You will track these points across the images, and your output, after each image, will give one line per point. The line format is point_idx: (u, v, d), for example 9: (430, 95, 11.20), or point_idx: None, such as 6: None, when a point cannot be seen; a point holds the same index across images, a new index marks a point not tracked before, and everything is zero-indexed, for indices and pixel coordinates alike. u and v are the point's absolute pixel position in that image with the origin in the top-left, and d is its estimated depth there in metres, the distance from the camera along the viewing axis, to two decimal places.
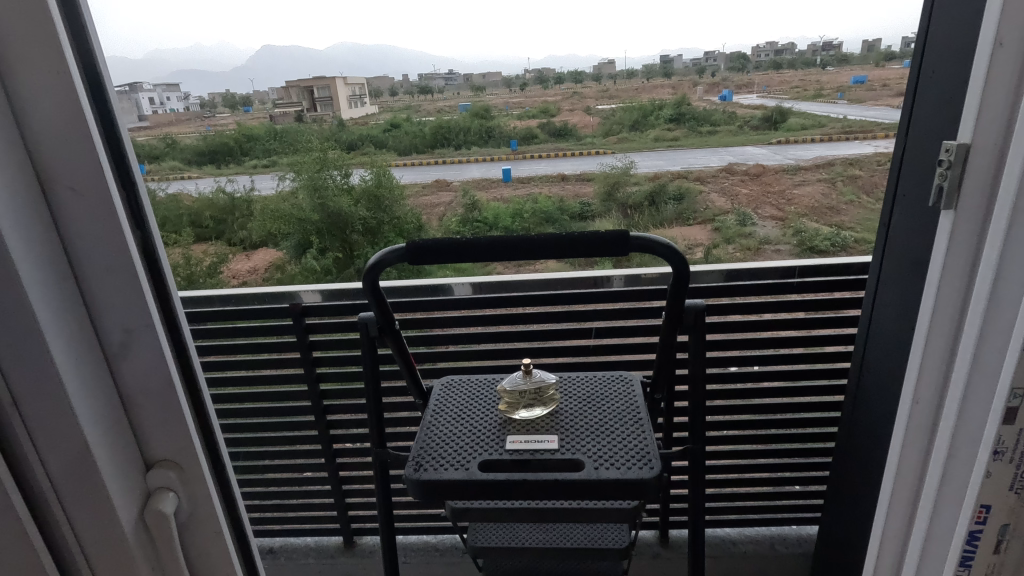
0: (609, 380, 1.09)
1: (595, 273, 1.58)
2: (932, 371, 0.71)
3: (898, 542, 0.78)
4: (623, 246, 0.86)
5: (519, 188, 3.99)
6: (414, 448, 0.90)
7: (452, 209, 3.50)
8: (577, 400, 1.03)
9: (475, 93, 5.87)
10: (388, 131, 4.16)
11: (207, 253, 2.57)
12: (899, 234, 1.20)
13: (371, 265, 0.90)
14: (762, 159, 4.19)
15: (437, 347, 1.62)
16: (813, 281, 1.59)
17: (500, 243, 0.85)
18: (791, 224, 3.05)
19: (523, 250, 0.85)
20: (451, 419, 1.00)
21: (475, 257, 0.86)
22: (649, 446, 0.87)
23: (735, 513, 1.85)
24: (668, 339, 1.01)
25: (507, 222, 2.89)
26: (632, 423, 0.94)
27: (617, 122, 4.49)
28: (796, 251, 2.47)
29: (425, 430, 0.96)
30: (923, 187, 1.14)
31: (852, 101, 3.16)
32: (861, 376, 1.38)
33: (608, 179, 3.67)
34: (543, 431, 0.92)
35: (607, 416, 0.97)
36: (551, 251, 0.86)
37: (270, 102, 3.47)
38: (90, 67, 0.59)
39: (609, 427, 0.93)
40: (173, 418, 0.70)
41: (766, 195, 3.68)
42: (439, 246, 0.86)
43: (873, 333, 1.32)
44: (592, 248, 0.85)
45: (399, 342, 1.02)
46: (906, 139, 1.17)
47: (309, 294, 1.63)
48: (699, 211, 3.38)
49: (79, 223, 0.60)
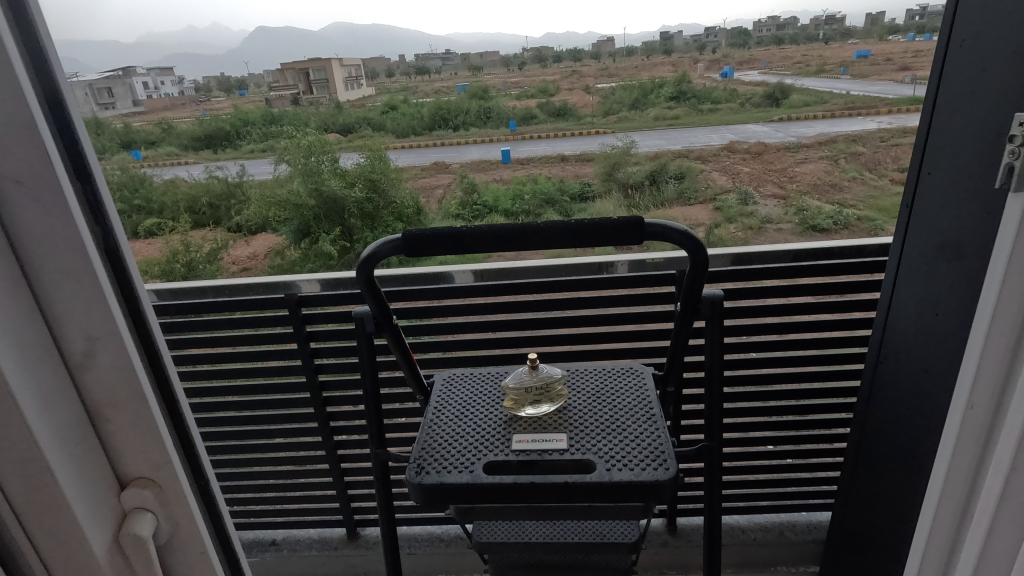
0: (625, 373, 1.08)
1: (599, 258, 1.56)
2: (991, 372, 0.62)
3: (943, 561, 0.71)
4: (638, 234, 0.84)
5: (519, 170, 3.99)
6: (415, 451, 0.90)
7: (451, 192, 3.49)
8: (586, 396, 1.02)
9: (473, 73, 5.90)
10: (385, 113, 4.23)
11: (207, 240, 2.95)
12: (925, 215, 1.18)
13: (365, 257, 0.87)
14: (764, 137, 4.17)
15: (439, 336, 1.61)
16: (821, 264, 1.59)
17: (505, 232, 0.84)
18: (793, 202, 2.99)
19: (529, 237, 0.84)
20: (454, 417, 0.99)
21: (477, 248, 0.85)
22: (661, 443, 0.87)
23: (744, 501, 1.87)
24: (682, 331, 0.99)
25: (506, 204, 2.95)
26: (645, 421, 0.93)
27: (618, 101, 4.48)
28: (798, 230, 2.48)
29: (427, 429, 0.96)
30: (952, 167, 1.10)
31: (855, 75, 3.14)
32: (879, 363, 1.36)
33: (610, 159, 3.66)
34: (551, 429, 0.92)
35: (620, 415, 0.96)
36: (562, 240, 0.84)
37: (266, 85, 3.42)
38: (27, 33, 0.52)
39: (620, 423, 0.93)
40: (148, 427, 0.65)
41: (767, 174, 3.83)
42: (440, 236, 0.85)
43: (891, 320, 1.30)
44: (605, 235, 0.83)
45: (394, 334, 1.01)
46: (930, 120, 1.14)
47: (310, 283, 1.59)
48: (700, 192, 3.36)
49: (25, 217, 0.53)
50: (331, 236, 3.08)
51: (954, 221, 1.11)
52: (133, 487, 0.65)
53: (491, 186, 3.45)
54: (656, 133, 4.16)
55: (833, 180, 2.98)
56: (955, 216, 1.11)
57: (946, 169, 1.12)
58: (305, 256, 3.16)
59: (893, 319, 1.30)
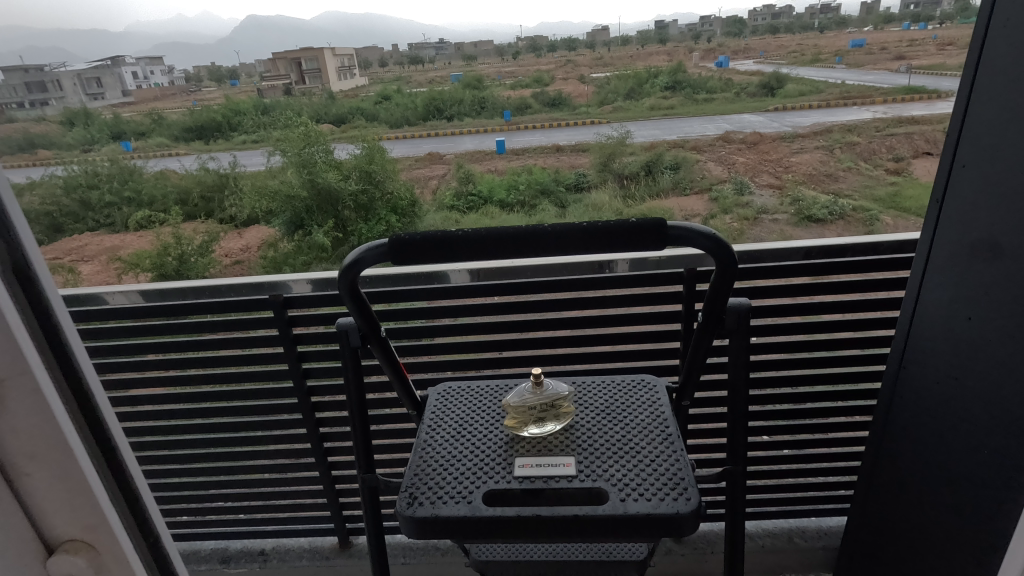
0: (637, 388, 1.00)
1: (599, 256, 1.45)
2: None
3: None
4: (658, 237, 0.70)
5: (514, 161, 3.97)
6: (408, 473, 0.83)
7: (446, 183, 3.50)
8: (594, 411, 0.95)
9: (467, 62, 5.90)
10: (378, 103, 4.18)
11: (197, 232, 2.95)
12: (960, 211, 0.96)
13: (348, 263, 0.77)
14: (760, 127, 4.14)
15: (431, 335, 1.51)
16: (862, 254, 1.37)
17: (493, 237, 0.70)
18: (788, 191, 2.95)
19: (524, 243, 0.70)
20: (450, 436, 0.92)
21: (460, 256, 0.71)
22: (674, 467, 0.80)
23: (773, 508, 1.65)
24: (701, 343, 0.88)
25: (501, 193, 3.01)
26: (661, 443, 0.86)
27: (613, 90, 4.48)
28: (793, 222, 2.48)
29: (422, 449, 0.89)
30: (995, 153, 0.89)
31: (851, 64, 3.12)
32: (897, 386, 1.12)
33: (605, 148, 3.58)
34: (558, 451, 0.84)
35: (629, 433, 0.89)
36: (566, 245, 0.70)
37: (257, 75, 3.41)
38: None
39: (631, 444, 0.86)
40: (75, 486, 0.46)
41: (764, 164, 3.61)
42: (425, 242, 0.71)
43: (915, 338, 1.07)
44: (617, 239, 0.69)
45: (381, 342, 0.90)
46: (969, 98, 0.91)
47: (300, 284, 1.30)
48: (696, 183, 3.33)
49: None
50: (324, 228, 2.92)
51: (1001, 219, 0.90)
52: (61, 556, 0.47)
53: (487, 176, 3.44)
54: (652, 124, 4.14)
55: (829, 170, 2.97)
56: (996, 214, 0.90)
57: (989, 160, 0.90)
58: (297, 248, 3.01)
59: (917, 337, 1.07)
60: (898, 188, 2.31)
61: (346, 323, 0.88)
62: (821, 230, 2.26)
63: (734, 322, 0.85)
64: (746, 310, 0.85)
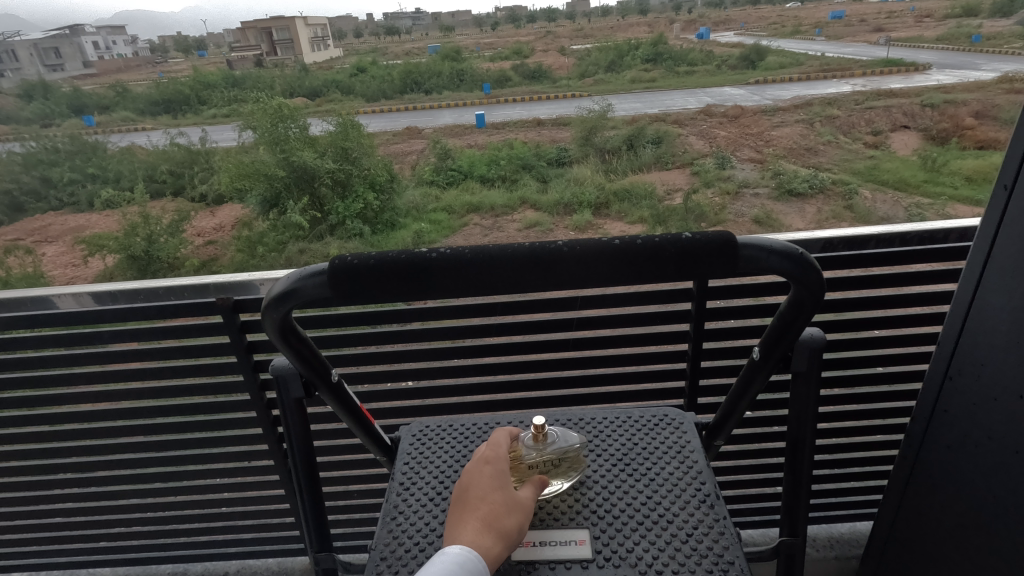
0: (643, 420, 0.44)
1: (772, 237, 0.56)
2: None
3: None
4: (719, 262, 0.27)
5: (494, 134, 3.89)
6: (371, 570, 0.32)
7: (424, 158, 3.43)
8: (621, 425, 0.43)
9: (442, 35, 5.76)
10: (353, 77, 4.35)
11: (166, 210, 2.82)
12: None
13: (269, 304, 0.30)
14: (739, 100, 4.07)
15: None
16: None
17: (464, 270, 0.27)
18: (770, 166, 2.89)
19: (532, 275, 0.27)
20: (420, 464, 0.40)
21: (376, 295, 0.28)
22: (723, 541, 0.32)
23: None
24: (743, 388, 0.38)
25: (482, 170, 3.01)
26: (677, 464, 0.38)
27: (593, 64, 4.95)
28: (775, 196, 2.44)
29: (394, 521, 0.35)
30: None
31: (832, 36, 3.08)
32: (885, 555, 0.53)
33: (587, 123, 3.50)
34: (567, 510, 0.35)
35: (669, 474, 0.38)
36: (602, 273, 0.27)
37: (225, 46, 3.29)
38: None
39: (653, 492, 0.36)
40: None
41: (745, 138, 3.47)
42: (375, 271, 0.27)
43: (927, 466, 0.46)
44: (699, 267, 0.27)
45: (341, 395, 0.38)
46: None
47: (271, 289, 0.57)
48: (677, 156, 3.23)
49: None
50: (299, 206, 2.80)
51: None
52: None
53: (465, 151, 3.39)
54: (632, 97, 4.10)
55: (809, 144, 2.97)
56: None
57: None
58: (273, 227, 2.83)
59: (936, 480, 0.45)
60: (877, 161, 2.30)
61: (287, 363, 0.37)
62: (802, 203, 2.30)
63: (802, 364, 0.35)
64: (824, 348, 0.34)
